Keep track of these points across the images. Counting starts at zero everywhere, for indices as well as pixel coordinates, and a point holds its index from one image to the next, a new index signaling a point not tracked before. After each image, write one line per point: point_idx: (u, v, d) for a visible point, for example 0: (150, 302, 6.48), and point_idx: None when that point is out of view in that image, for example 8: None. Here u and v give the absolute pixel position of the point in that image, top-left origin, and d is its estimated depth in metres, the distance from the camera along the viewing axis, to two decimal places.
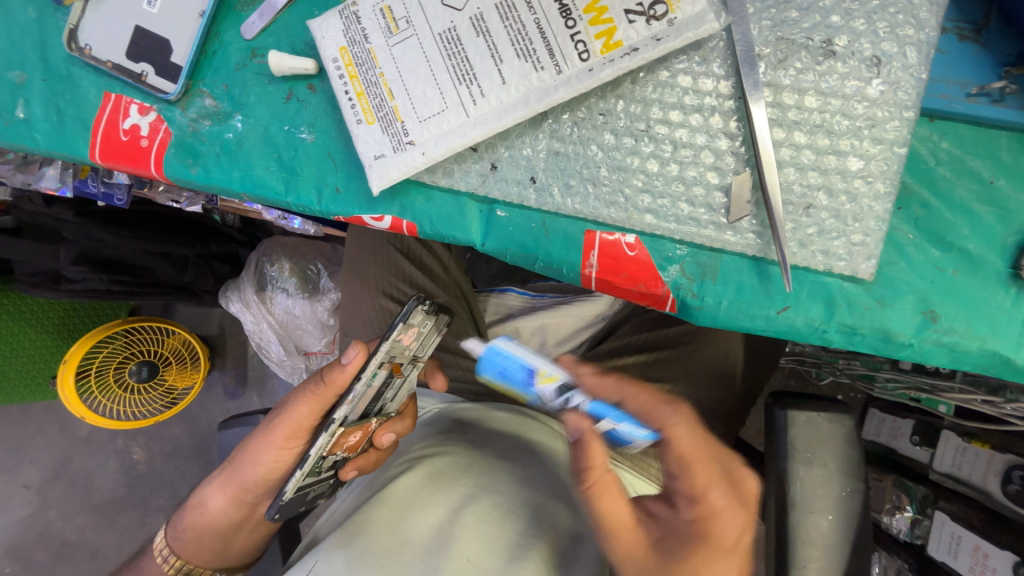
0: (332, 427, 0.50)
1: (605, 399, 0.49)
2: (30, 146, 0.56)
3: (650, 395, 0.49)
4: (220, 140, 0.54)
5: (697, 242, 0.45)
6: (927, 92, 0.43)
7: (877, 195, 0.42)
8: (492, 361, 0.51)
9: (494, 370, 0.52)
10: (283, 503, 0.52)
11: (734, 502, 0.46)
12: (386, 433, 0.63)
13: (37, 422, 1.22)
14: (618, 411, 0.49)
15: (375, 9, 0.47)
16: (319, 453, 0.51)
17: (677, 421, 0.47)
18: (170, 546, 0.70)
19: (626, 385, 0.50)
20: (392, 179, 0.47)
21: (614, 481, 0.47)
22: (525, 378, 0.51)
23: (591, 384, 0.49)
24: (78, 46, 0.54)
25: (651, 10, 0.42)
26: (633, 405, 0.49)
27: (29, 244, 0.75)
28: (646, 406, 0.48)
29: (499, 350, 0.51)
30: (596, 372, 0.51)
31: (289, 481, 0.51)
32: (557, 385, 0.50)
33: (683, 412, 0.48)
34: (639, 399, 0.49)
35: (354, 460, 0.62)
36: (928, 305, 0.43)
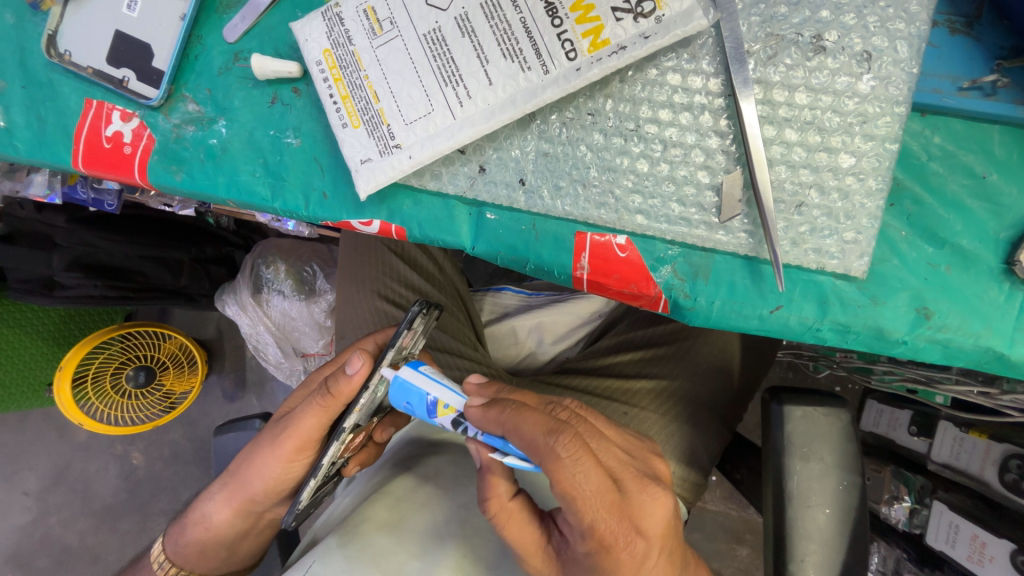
0: (343, 435, 0.49)
1: (491, 432, 0.41)
2: (12, 155, 0.55)
3: (537, 421, 0.40)
4: (204, 146, 0.53)
5: (689, 242, 0.45)
6: (918, 87, 0.42)
7: (870, 192, 0.42)
8: (397, 396, 0.45)
9: (400, 404, 0.46)
10: (300, 507, 0.52)
11: (629, 534, 0.42)
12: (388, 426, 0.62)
13: (35, 429, 1.21)
14: (506, 442, 0.41)
15: (359, 10, 0.46)
16: (330, 459, 0.51)
17: (558, 461, 0.38)
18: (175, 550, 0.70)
19: (514, 411, 0.40)
20: (379, 183, 0.46)
21: (519, 506, 0.46)
22: (427, 410, 0.45)
23: (476, 417, 0.42)
24: (58, 52, 0.53)
25: (638, 7, 0.41)
26: (515, 438, 0.40)
27: (22, 250, 0.75)
28: (530, 440, 0.39)
29: (402, 383, 0.45)
30: (485, 402, 0.43)
31: (303, 489, 0.51)
32: (455, 419, 0.44)
33: (568, 445, 0.39)
34: (522, 430, 0.39)
35: (357, 456, 0.62)
36: (922, 302, 0.43)
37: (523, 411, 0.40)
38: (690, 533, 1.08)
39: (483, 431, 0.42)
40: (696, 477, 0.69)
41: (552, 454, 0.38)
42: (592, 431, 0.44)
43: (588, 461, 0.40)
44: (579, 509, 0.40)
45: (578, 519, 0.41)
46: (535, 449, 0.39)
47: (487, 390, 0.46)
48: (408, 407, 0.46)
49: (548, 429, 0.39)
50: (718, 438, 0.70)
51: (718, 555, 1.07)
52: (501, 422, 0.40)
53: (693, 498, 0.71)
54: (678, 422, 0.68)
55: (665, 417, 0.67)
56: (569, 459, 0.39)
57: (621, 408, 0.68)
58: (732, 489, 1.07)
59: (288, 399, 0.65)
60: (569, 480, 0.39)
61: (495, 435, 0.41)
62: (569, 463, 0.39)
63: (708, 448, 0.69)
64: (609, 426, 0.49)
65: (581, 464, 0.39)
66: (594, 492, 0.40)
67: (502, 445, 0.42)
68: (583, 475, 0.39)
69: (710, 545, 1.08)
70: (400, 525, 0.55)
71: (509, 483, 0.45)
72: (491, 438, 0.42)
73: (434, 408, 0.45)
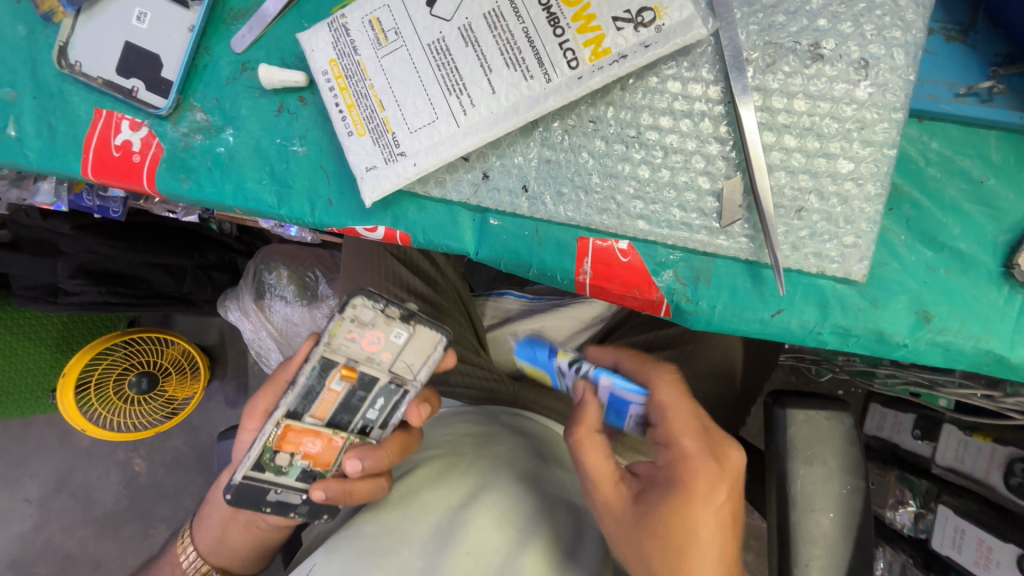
0: (274, 416, 0.52)
1: (597, 366, 0.48)
2: (22, 163, 0.56)
3: (630, 355, 0.51)
4: (211, 154, 0.54)
5: (690, 247, 0.45)
6: (915, 93, 0.43)
7: (869, 197, 0.42)
8: (522, 353, 0.55)
9: (524, 360, 0.55)
10: (236, 485, 0.54)
11: (710, 461, 0.46)
12: (353, 458, 0.56)
13: (38, 436, 1.21)
14: (614, 375, 0.48)
15: (364, 21, 0.47)
16: (268, 444, 0.53)
17: (663, 381, 0.48)
18: (190, 548, 0.70)
19: (614, 349, 0.52)
20: (384, 190, 0.47)
21: (598, 439, 0.47)
22: (546, 354, 0.52)
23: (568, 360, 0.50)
24: (68, 63, 0.54)
25: (639, 17, 0.42)
26: (626, 364, 0.51)
27: (27, 258, 0.75)
28: (639, 373, 0.49)
29: (524, 344, 0.54)
30: (598, 348, 0.54)
31: (240, 466, 0.53)
32: (568, 361, 0.50)
33: (670, 370, 0.49)
34: (628, 366, 0.50)
35: (325, 480, 0.58)
36: (921, 305, 0.43)
37: (622, 349, 0.52)
38: None
39: (596, 365, 0.48)
40: None
41: (660, 385, 0.48)
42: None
43: (684, 401, 0.48)
44: (683, 443, 0.46)
45: (678, 454, 0.46)
46: (649, 381, 0.49)
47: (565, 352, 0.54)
48: (533, 354, 0.55)
49: (657, 370, 0.50)
50: None
51: None
52: (612, 360, 0.50)
53: None
54: None
55: None
56: (671, 394, 0.47)
57: None
58: None
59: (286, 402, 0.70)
60: (677, 414, 0.47)
61: (603, 369, 0.49)
62: (669, 395, 0.47)
63: None
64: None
65: (679, 402, 0.47)
66: (694, 430, 0.46)
67: (611, 378, 0.48)
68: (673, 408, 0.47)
69: None
70: (402, 520, 0.53)
71: (596, 414, 0.47)
72: (598, 372, 0.48)
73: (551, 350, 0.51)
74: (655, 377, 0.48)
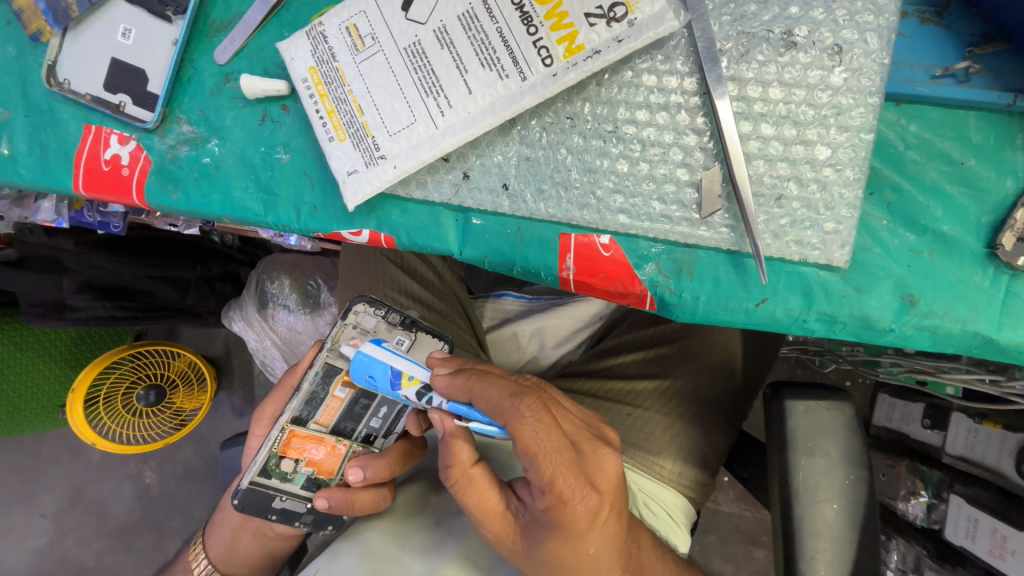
0: (280, 420, 0.54)
1: (457, 398, 0.44)
2: (15, 181, 0.57)
3: (502, 385, 0.42)
4: (198, 165, 0.55)
5: (672, 239, 0.45)
6: (891, 77, 0.43)
7: (847, 182, 0.42)
8: (359, 369, 0.48)
9: (361, 380, 0.48)
10: (243, 490, 0.56)
11: (583, 489, 0.43)
12: (354, 466, 0.57)
13: (49, 452, 1.22)
14: (471, 408, 0.44)
15: (341, 27, 0.48)
16: (274, 448, 0.55)
17: (522, 419, 0.41)
18: (207, 553, 0.73)
19: (478, 378, 0.43)
20: (366, 194, 0.48)
21: (481, 473, 0.47)
22: (390, 384, 0.47)
23: (443, 386, 0.44)
24: (57, 80, 0.55)
25: (610, 12, 0.42)
26: (481, 402, 0.42)
27: (33, 275, 0.77)
28: (495, 403, 0.42)
29: (364, 358, 0.47)
30: (451, 371, 0.45)
31: (246, 474, 0.55)
32: (419, 389, 0.46)
33: (532, 406, 0.41)
34: (488, 394, 0.42)
35: (327, 490, 0.58)
36: (905, 289, 0.43)
37: (487, 377, 0.43)
38: (704, 536, 1.07)
39: (449, 399, 0.44)
40: (705, 477, 0.69)
41: (516, 413, 0.41)
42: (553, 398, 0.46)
43: (548, 420, 0.42)
44: (540, 465, 0.42)
45: (538, 475, 0.42)
46: (501, 412, 0.41)
47: (449, 362, 0.47)
48: (371, 380, 0.48)
49: (512, 392, 0.42)
50: (727, 437, 0.70)
51: (734, 558, 1.06)
52: (467, 388, 0.43)
53: (703, 498, 0.71)
54: (684, 422, 0.68)
55: (670, 417, 0.68)
56: (531, 417, 0.41)
57: (626, 409, 0.69)
58: (743, 490, 1.06)
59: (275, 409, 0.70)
60: (531, 437, 0.41)
61: (460, 401, 0.44)
62: (532, 421, 0.41)
63: (716, 449, 0.69)
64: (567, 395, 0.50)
65: (542, 423, 0.41)
66: (554, 449, 0.42)
67: (467, 413, 0.44)
68: (545, 433, 0.42)
69: (725, 547, 1.06)
70: (404, 531, 0.58)
71: (471, 450, 0.46)
72: (455, 406, 0.45)
73: (398, 380, 0.47)
74: (512, 418, 0.41)
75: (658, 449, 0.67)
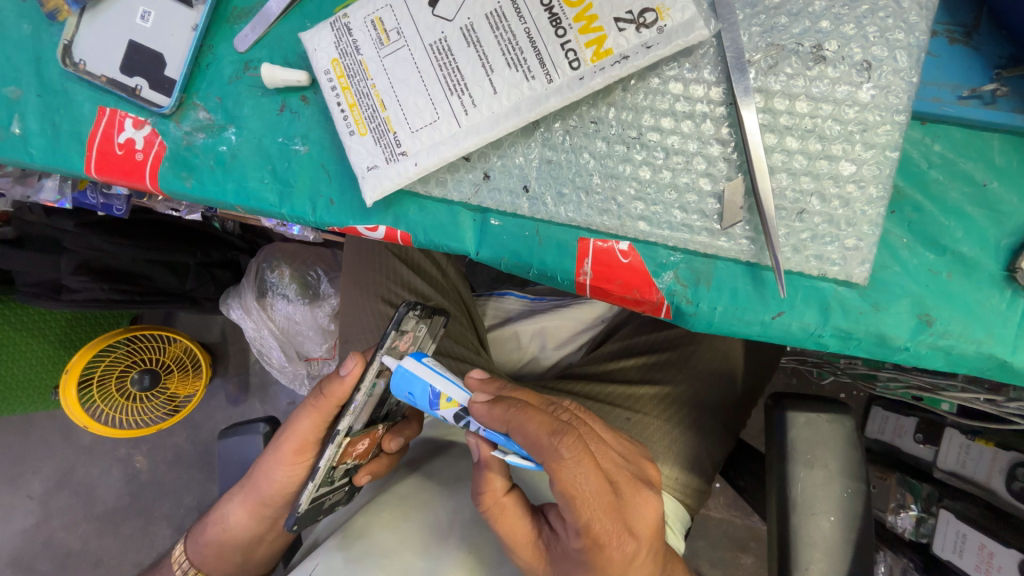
0: (338, 438, 0.51)
1: (494, 428, 0.42)
2: (25, 161, 0.56)
3: (541, 421, 0.41)
4: (214, 153, 0.54)
5: (691, 248, 0.45)
6: (918, 95, 0.43)
7: (870, 200, 0.42)
8: (399, 385, 0.47)
9: (402, 394, 0.47)
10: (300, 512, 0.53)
11: (621, 534, 0.43)
12: (392, 438, 0.63)
13: (40, 432, 1.21)
14: (508, 440, 0.42)
15: (367, 20, 0.48)
16: (328, 464, 0.53)
17: (560, 460, 0.39)
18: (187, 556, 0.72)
19: (519, 411, 0.41)
20: (385, 190, 0.47)
21: (512, 502, 0.48)
22: (429, 402, 0.46)
23: (481, 413, 0.43)
24: (73, 61, 0.55)
25: (640, 18, 0.42)
26: (519, 436, 0.41)
27: (30, 254, 0.75)
28: (534, 439, 0.40)
29: (405, 373, 0.47)
30: (490, 399, 0.44)
31: (302, 494, 0.53)
32: (458, 413, 0.45)
33: (571, 446, 0.40)
34: (526, 429, 0.40)
35: (367, 465, 0.61)
36: (923, 309, 0.43)
37: (527, 411, 0.41)
38: (693, 540, 1.08)
39: (487, 427, 0.43)
40: (700, 484, 0.69)
41: (554, 454, 0.39)
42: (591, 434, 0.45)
43: (587, 462, 0.41)
44: (577, 507, 0.41)
45: (575, 517, 0.42)
46: (540, 450, 0.40)
47: (489, 386, 0.47)
48: (410, 396, 0.47)
49: (552, 430, 0.40)
50: (723, 444, 0.70)
51: (722, 563, 1.06)
52: (506, 420, 0.41)
53: (697, 505, 0.71)
54: (683, 428, 0.68)
55: (669, 422, 0.68)
56: (571, 459, 0.39)
57: (624, 413, 0.68)
58: (735, 497, 1.06)
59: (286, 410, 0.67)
60: (569, 480, 0.40)
61: (498, 431, 0.42)
62: (571, 463, 0.40)
63: (712, 455, 0.69)
64: (606, 428, 0.50)
65: (581, 465, 0.40)
66: (592, 493, 0.41)
67: (504, 443, 0.43)
68: (584, 476, 0.40)
69: (713, 553, 1.07)
70: (402, 525, 0.57)
71: (504, 479, 0.47)
72: (493, 434, 0.43)
73: (437, 400, 0.46)
74: (551, 460, 0.39)
75: (657, 454, 0.67)
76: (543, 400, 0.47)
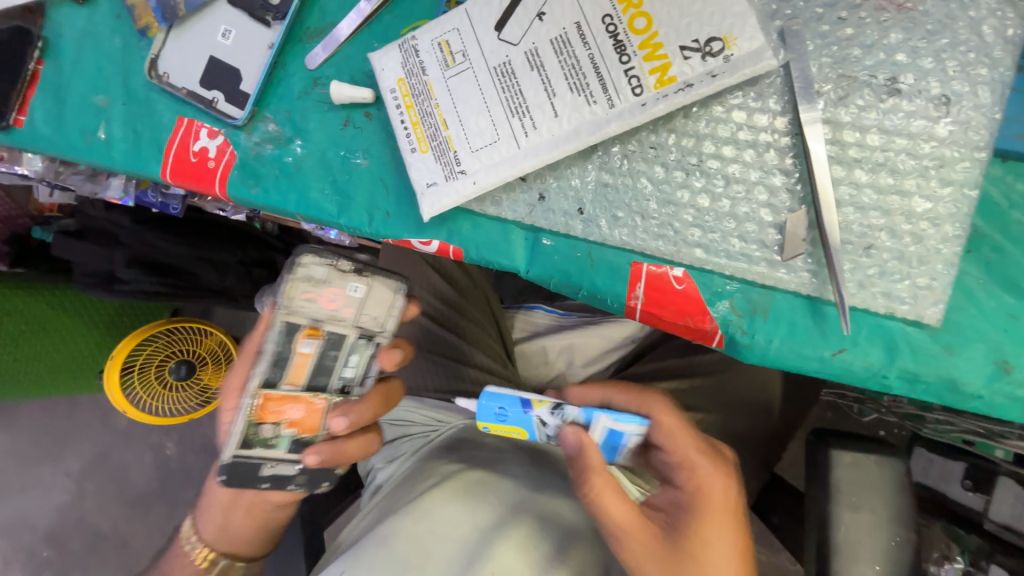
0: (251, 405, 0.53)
1: (590, 403, 0.52)
2: (108, 164, 0.60)
3: (626, 392, 0.52)
4: (279, 163, 0.57)
5: (748, 278, 0.44)
6: (1001, 131, 0.41)
7: (945, 238, 0.41)
8: (487, 407, 0.47)
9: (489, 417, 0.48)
10: (226, 465, 0.54)
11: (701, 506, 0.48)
12: (337, 415, 0.57)
13: (83, 413, 1.28)
14: (602, 409, 0.47)
15: (434, 43, 0.49)
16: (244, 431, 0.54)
17: (657, 409, 0.50)
18: (200, 538, 0.69)
19: (604, 387, 0.53)
20: (443, 207, 0.48)
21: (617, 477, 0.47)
22: (521, 405, 0.47)
23: (579, 395, 0.53)
24: (158, 73, 0.59)
25: (707, 47, 0.42)
26: (615, 398, 0.49)
27: (89, 245, 0.82)
28: (624, 403, 0.51)
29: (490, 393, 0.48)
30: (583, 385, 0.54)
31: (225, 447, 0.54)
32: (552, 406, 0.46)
33: (656, 400, 0.51)
34: (616, 399, 0.52)
35: (326, 445, 0.58)
36: (1001, 355, 0.41)
37: (616, 385, 0.52)
38: None
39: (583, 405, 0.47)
40: None
41: (645, 417, 0.50)
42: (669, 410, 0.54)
43: (674, 430, 0.49)
44: (669, 467, 0.49)
45: (663, 477, 0.49)
46: (632, 412, 0.50)
47: (583, 393, 0.53)
48: (501, 412, 0.47)
49: (636, 399, 0.52)
50: (751, 475, 0.70)
51: None
52: (598, 394, 0.52)
53: None
54: None
55: None
56: (656, 424, 0.50)
57: None
58: (763, 533, 1.02)
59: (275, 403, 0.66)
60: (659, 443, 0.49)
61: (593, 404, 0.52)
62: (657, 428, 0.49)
63: None
64: None
65: (668, 432, 0.49)
66: (677, 458, 0.49)
67: (600, 412, 0.47)
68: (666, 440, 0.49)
69: None
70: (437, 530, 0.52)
71: (594, 450, 0.47)
72: (589, 411, 0.46)
73: (529, 398, 0.47)
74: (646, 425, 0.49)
75: None
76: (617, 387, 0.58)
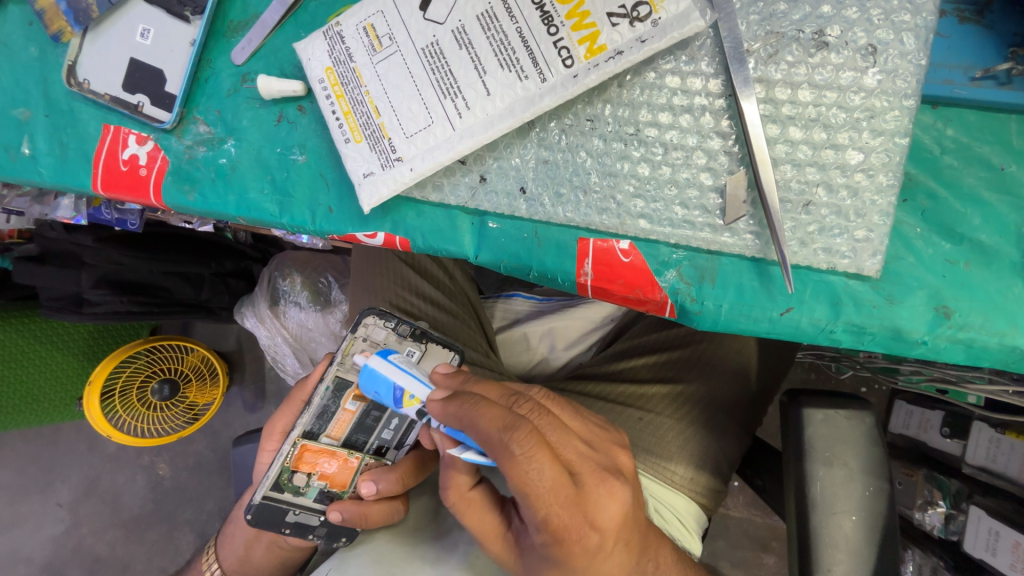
0: (292, 439, 0.57)
1: (451, 425, 0.42)
2: (35, 180, 0.57)
3: (494, 416, 0.39)
4: (214, 165, 0.55)
5: (693, 245, 0.44)
6: (928, 79, 0.41)
7: (880, 188, 0.41)
8: (367, 382, 0.52)
9: (370, 390, 0.52)
10: (256, 506, 0.58)
11: (582, 529, 0.41)
12: (367, 480, 0.60)
13: (68, 441, 1.24)
14: (465, 436, 0.43)
15: (359, 28, 0.47)
16: (284, 471, 0.58)
17: (512, 457, 0.38)
18: (220, 564, 0.75)
19: (470, 406, 0.40)
20: (382, 196, 0.47)
21: (478, 497, 0.48)
22: (394, 398, 0.50)
23: (438, 411, 0.42)
24: (77, 80, 0.56)
25: (634, 12, 0.41)
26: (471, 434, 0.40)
27: (51, 269, 0.77)
28: (486, 436, 0.39)
29: (371, 371, 0.51)
30: (446, 397, 0.43)
31: (259, 487, 0.58)
32: (418, 409, 0.50)
33: (524, 442, 0.38)
34: (478, 424, 0.39)
35: (349, 504, 0.60)
36: (940, 300, 0.41)
37: (479, 406, 0.40)
38: (713, 540, 1.05)
39: (446, 425, 0.43)
40: (716, 483, 0.68)
41: (506, 450, 0.38)
42: (553, 425, 0.43)
43: (544, 455, 0.39)
44: (534, 504, 0.40)
45: (531, 513, 0.40)
46: (493, 446, 0.39)
47: (453, 379, 0.47)
48: (378, 394, 0.52)
49: (503, 425, 0.39)
50: (740, 444, 0.68)
51: (743, 564, 1.04)
52: (459, 416, 0.41)
53: (714, 505, 0.69)
54: (696, 428, 0.66)
55: (682, 421, 0.66)
56: (523, 456, 0.38)
57: (637, 414, 0.67)
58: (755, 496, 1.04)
59: (280, 436, 0.67)
60: (523, 476, 0.38)
61: (455, 427, 0.42)
62: (523, 460, 0.38)
63: (728, 455, 0.67)
64: (575, 416, 0.48)
65: (536, 461, 0.38)
66: (548, 488, 0.39)
67: (461, 439, 0.44)
68: (538, 471, 0.39)
69: (734, 553, 1.04)
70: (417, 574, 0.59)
71: (467, 475, 0.47)
72: (453, 430, 0.44)
73: (401, 397, 0.50)
74: (501, 452, 0.38)
75: (670, 454, 0.66)
76: (505, 390, 0.45)
